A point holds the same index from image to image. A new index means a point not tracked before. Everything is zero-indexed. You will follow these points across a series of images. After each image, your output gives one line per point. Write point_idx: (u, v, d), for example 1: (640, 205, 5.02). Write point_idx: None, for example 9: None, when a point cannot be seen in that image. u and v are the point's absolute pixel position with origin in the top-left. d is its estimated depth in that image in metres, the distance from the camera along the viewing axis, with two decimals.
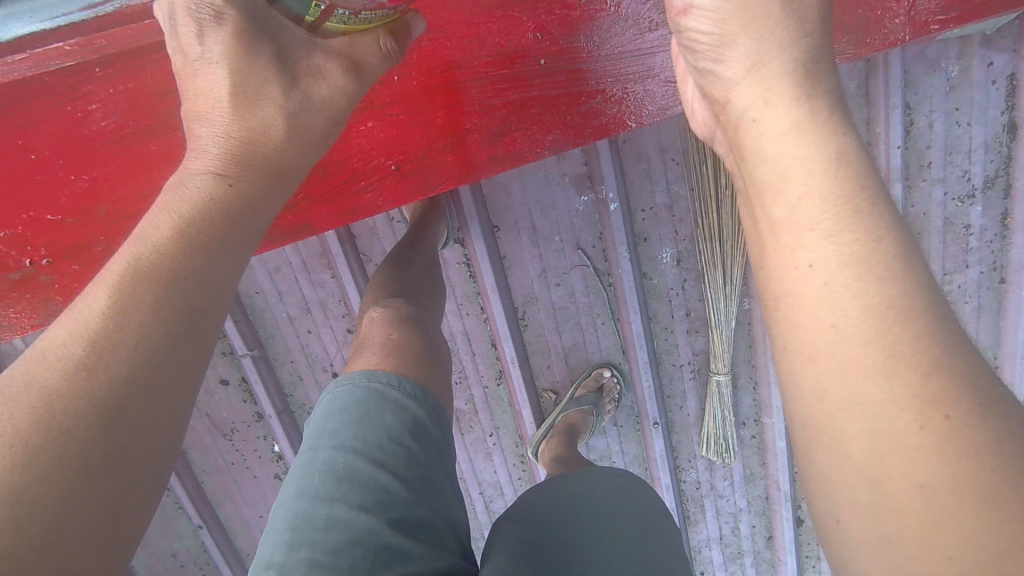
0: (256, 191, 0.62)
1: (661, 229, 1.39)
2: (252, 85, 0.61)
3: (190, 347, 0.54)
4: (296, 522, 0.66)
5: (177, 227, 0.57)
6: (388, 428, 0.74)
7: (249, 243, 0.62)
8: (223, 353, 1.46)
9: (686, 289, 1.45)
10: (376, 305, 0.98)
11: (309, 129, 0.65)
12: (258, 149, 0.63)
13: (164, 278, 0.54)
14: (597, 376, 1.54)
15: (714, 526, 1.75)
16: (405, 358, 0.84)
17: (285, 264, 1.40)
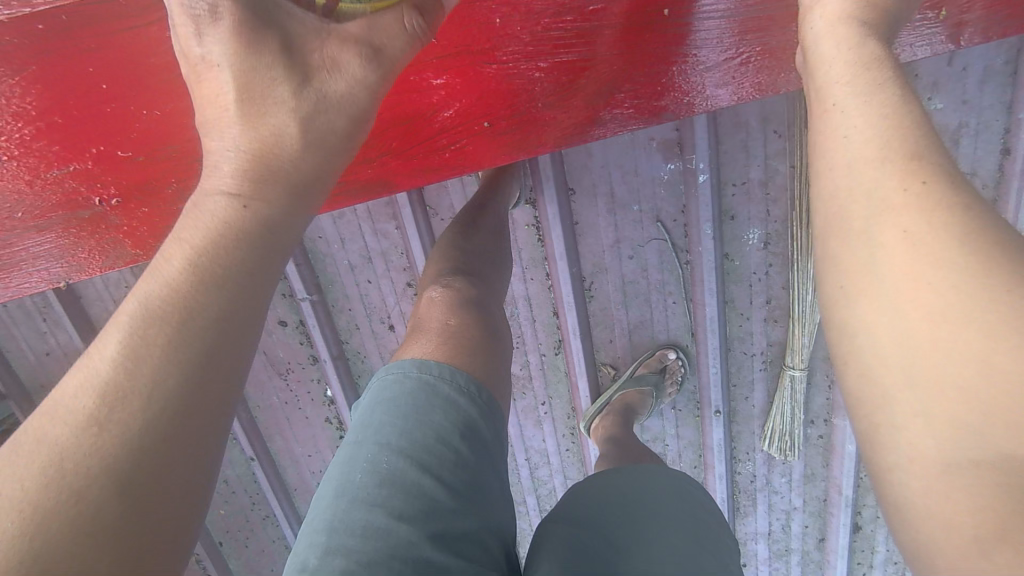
0: (278, 204, 0.57)
1: (751, 208, 1.28)
2: (260, 85, 0.56)
3: (216, 379, 0.49)
4: (333, 526, 0.61)
5: (188, 256, 0.52)
6: (436, 427, 0.69)
7: (279, 262, 0.56)
8: (283, 295, 1.45)
9: (770, 274, 1.34)
10: (435, 282, 0.93)
11: (329, 131, 0.59)
12: (277, 161, 0.57)
13: (177, 310, 0.49)
14: (661, 356, 1.46)
15: (764, 520, 1.69)
16: (461, 349, 0.79)
17: (350, 211, 1.35)
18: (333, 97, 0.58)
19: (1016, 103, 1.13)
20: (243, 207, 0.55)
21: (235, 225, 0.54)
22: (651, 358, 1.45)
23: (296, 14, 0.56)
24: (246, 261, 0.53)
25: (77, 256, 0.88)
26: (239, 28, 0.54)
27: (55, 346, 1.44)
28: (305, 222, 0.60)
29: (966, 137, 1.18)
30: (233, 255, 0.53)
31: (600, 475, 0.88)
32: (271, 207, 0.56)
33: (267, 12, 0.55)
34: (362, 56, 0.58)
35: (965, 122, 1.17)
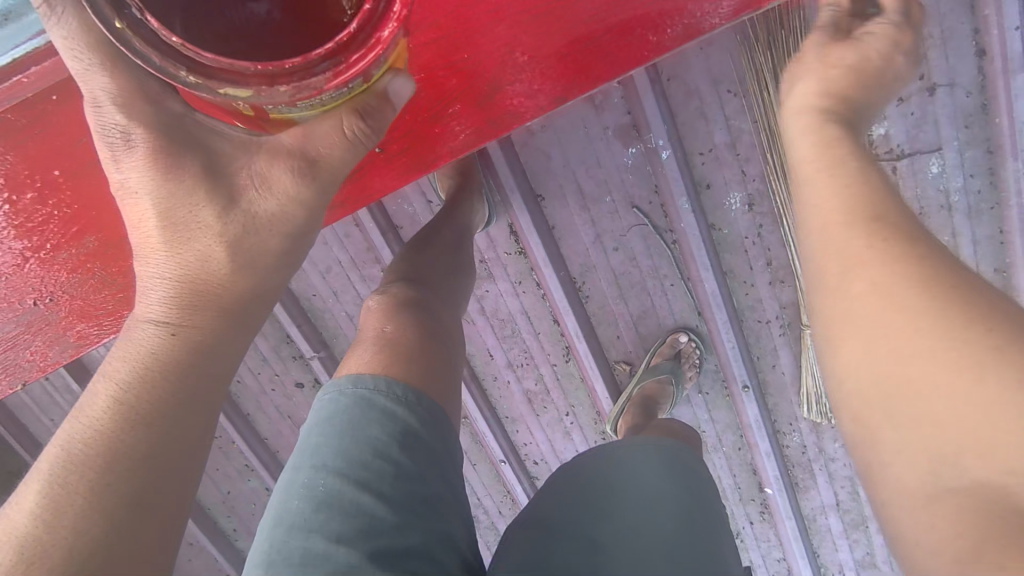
0: (207, 333, 0.65)
1: (724, 172, 1.23)
2: (184, 210, 0.62)
3: (143, 517, 0.59)
4: (271, 558, 0.67)
5: (113, 400, 0.62)
6: (372, 442, 0.73)
7: (212, 390, 0.66)
8: (294, 356, 1.50)
9: (763, 236, 1.28)
10: (378, 290, 0.94)
11: (258, 250, 0.65)
12: (206, 285, 0.65)
13: (103, 456, 0.59)
14: (674, 342, 1.41)
15: (829, 493, 1.58)
16: (399, 356, 0.80)
17: (335, 264, 1.39)
18: (261, 215, 0.63)
19: (980, 0, 1.04)
20: (173, 341, 0.64)
21: (162, 365, 0.63)
22: (663, 347, 1.40)
23: (224, 132, 0.63)
24: (172, 400, 0.63)
25: (26, 355, 0.97)
26: (155, 151, 0.60)
27: None
28: (241, 342, 0.69)
29: (933, 48, 1.09)
30: (155, 399, 0.62)
31: (589, 453, 0.83)
32: (201, 341, 0.65)
33: (189, 134, 0.62)
34: (295, 169, 0.61)
35: (928, 33, 1.08)
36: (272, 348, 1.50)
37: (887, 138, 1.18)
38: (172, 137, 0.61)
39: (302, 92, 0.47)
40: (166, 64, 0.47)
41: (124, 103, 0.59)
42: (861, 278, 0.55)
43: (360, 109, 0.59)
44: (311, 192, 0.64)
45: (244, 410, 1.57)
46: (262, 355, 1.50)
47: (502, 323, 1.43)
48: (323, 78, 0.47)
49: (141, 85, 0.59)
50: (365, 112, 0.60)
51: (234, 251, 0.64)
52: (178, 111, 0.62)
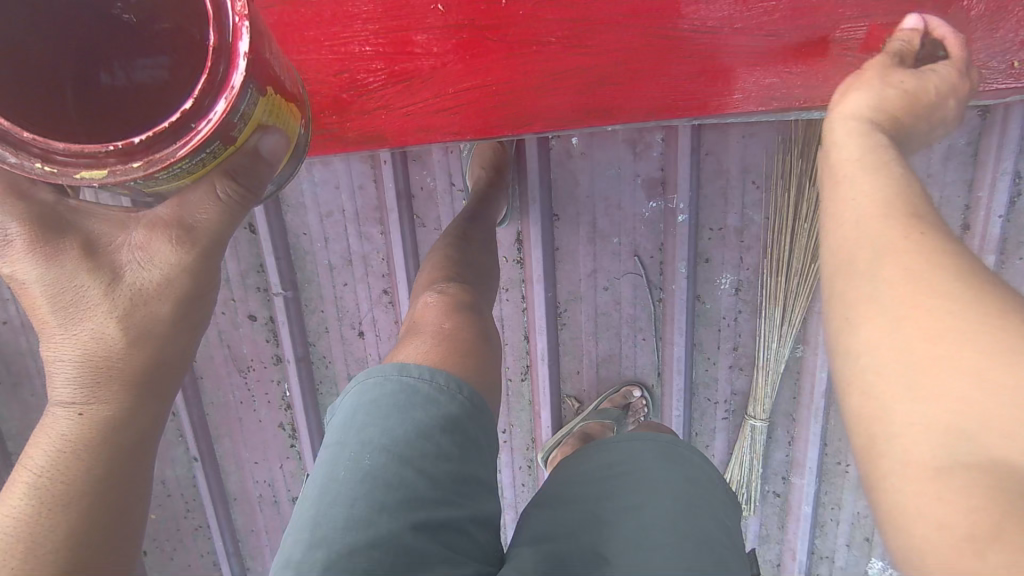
0: (117, 409, 0.63)
1: (725, 253, 1.33)
2: (72, 294, 0.61)
3: None
4: (317, 521, 0.76)
5: (26, 493, 0.61)
6: (418, 424, 0.82)
7: (138, 458, 0.66)
8: (259, 288, 1.46)
9: (739, 321, 1.38)
10: (435, 283, 1.07)
11: (153, 321, 0.63)
12: (105, 363, 0.63)
13: (19, 550, 0.59)
14: (626, 393, 1.45)
15: None
16: (455, 348, 0.94)
17: (337, 211, 1.39)
18: (149, 288, 0.62)
19: (978, 181, 1.19)
20: (79, 430, 0.63)
21: (72, 449, 0.62)
22: (615, 394, 1.44)
23: (99, 214, 0.62)
24: (104, 493, 0.63)
25: None
26: (31, 241, 0.60)
27: (14, 315, 1.54)
28: (163, 406, 0.67)
29: (929, 208, 1.24)
30: (71, 484, 0.61)
31: (597, 443, 0.91)
32: (101, 440, 0.63)
33: (62, 219, 0.61)
34: (173, 240, 0.61)
35: (930, 194, 1.23)
36: (239, 272, 1.45)
37: None
38: (45, 224, 0.60)
39: (158, 165, 0.52)
40: (18, 159, 0.51)
41: (6, 210, 0.59)
42: (877, 271, 0.52)
43: (231, 171, 0.59)
44: (194, 259, 0.62)
45: None
46: (227, 276, 1.45)
47: None
48: (175, 148, 0.52)
49: (8, 178, 0.59)
50: (238, 173, 0.60)
51: (129, 330, 0.62)
52: (48, 199, 0.61)
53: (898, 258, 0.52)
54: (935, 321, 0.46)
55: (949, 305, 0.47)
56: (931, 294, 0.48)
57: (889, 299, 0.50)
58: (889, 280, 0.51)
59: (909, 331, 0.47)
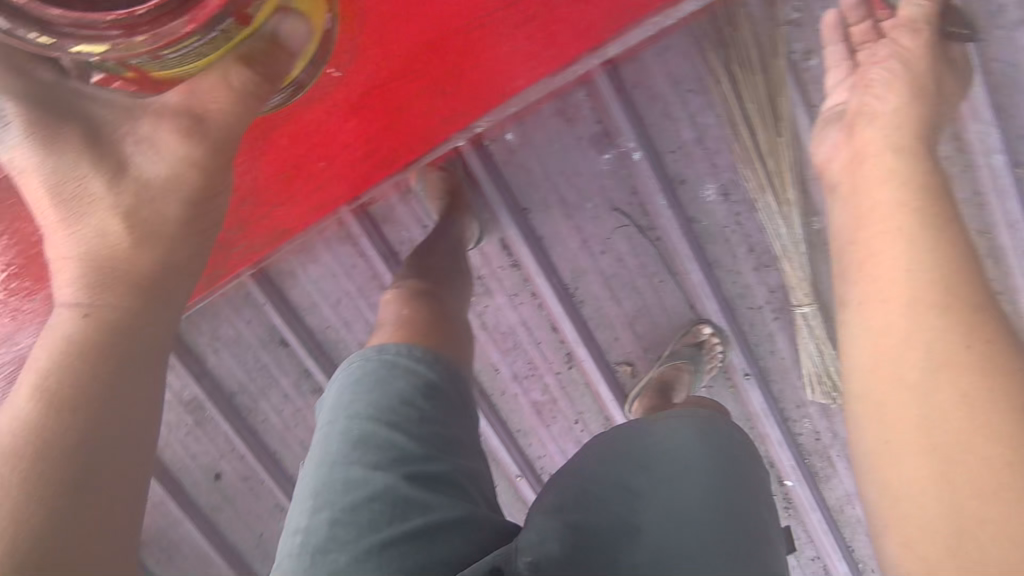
0: (117, 311, 0.65)
1: (697, 167, 1.29)
2: (79, 186, 0.67)
3: (89, 484, 0.59)
4: (317, 492, 0.89)
5: (32, 394, 0.61)
6: (400, 392, 0.94)
7: (148, 360, 0.66)
8: (311, 390, 1.55)
9: (742, 223, 1.33)
10: (394, 286, 1.18)
11: (156, 216, 0.68)
12: (110, 260, 0.66)
13: (31, 449, 0.58)
14: (697, 332, 1.41)
15: (850, 479, 1.54)
16: (416, 329, 1.04)
17: (343, 294, 1.45)
18: (153, 182, 0.68)
19: None
20: (81, 329, 0.64)
21: (81, 347, 0.63)
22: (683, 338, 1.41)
23: (100, 100, 0.70)
24: (100, 393, 0.62)
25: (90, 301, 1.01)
26: (34, 127, 0.66)
27: None
28: (168, 317, 0.69)
29: None
30: (78, 382, 0.61)
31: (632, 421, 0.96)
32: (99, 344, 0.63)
33: (68, 101, 0.68)
34: (181, 130, 0.69)
35: None
36: (289, 384, 1.53)
37: None
38: (43, 102, 0.67)
39: (165, 35, 0.65)
40: (80, 22, 0.62)
41: (31, 101, 0.67)
42: (890, 308, 0.70)
43: (244, 57, 0.72)
44: (198, 149, 0.69)
45: (271, 449, 1.60)
46: (284, 390, 1.54)
47: (504, 337, 1.49)
48: (179, 22, 0.65)
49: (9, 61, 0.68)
50: (251, 57, 0.73)
51: (129, 236, 0.67)
52: (50, 81, 0.69)
53: (919, 271, 0.70)
54: (933, 432, 0.61)
55: (944, 328, 0.65)
56: (961, 370, 0.62)
57: (895, 337, 0.68)
58: (903, 277, 0.71)
59: (943, 406, 0.61)
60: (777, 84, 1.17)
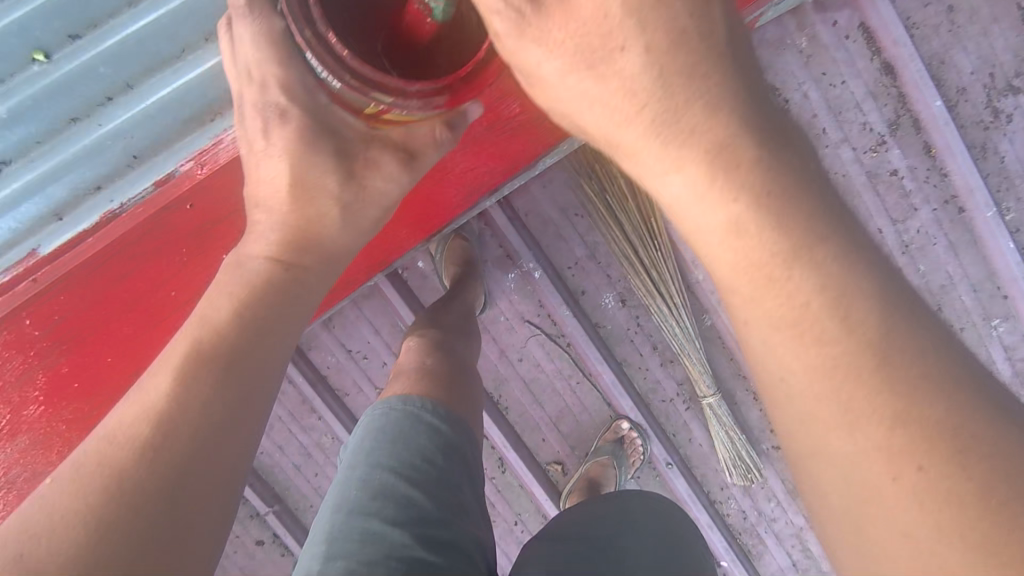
0: (206, 382, 0.64)
1: (594, 279, 1.44)
2: (314, 216, 0.73)
3: (163, 544, 0.57)
4: (332, 536, 0.79)
5: (136, 423, 0.62)
6: (422, 447, 0.88)
7: (229, 432, 0.65)
8: (250, 516, 1.55)
9: (642, 325, 1.47)
10: (413, 335, 1.12)
11: (361, 218, 0.76)
12: (220, 332, 0.67)
13: (117, 476, 0.58)
14: (616, 428, 1.50)
15: (782, 554, 1.60)
16: (435, 381, 0.98)
17: (277, 420, 1.50)
18: (372, 189, 0.74)
19: None
20: (171, 407, 0.62)
21: (173, 399, 0.63)
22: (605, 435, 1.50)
23: (347, 123, 0.70)
24: (179, 454, 0.61)
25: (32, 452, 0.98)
26: (306, 128, 0.68)
27: None
28: (257, 391, 0.68)
29: None
30: (171, 424, 0.62)
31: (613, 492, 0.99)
32: (186, 426, 0.62)
33: (325, 120, 0.69)
34: (401, 161, 0.74)
35: None
36: None
37: None
38: (314, 120, 0.68)
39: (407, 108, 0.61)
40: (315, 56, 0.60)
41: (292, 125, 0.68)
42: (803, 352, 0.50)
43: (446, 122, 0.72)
44: (410, 176, 0.76)
45: None
46: None
47: None
48: (427, 99, 0.60)
49: (298, 72, 0.66)
50: (450, 122, 0.72)
51: (238, 316, 0.69)
52: (321, 101, 0.68)
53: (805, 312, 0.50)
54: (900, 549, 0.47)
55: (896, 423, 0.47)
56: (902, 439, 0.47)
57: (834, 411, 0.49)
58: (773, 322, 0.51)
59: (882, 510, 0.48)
60: (644, 206, 1.35)
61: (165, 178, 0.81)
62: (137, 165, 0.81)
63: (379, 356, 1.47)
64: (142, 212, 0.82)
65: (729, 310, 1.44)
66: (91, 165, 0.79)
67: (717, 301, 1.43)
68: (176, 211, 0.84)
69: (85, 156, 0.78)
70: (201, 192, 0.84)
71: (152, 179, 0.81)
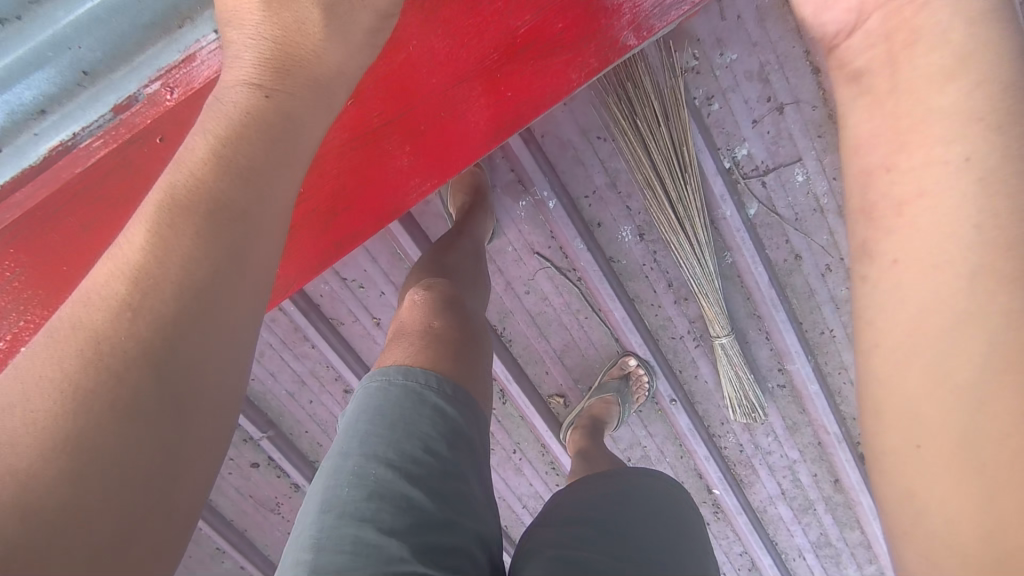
0: (200, 219, 0.51)
1: (611, 210, 1.32)
2: (290, 23, 0.62)
3: (167, 402, 0.45)
4: (319, 544, 0.61)
5: (120, 269, 0.49)
6: (425, 435, 0.68)
7: (240, 283, 0.52)
8: (243, 440, 1.51)
9: (659, 261, 1.37)
10: (421, 282, 0.97)
11: (352, 24, 0.63)
12: (213, 159, 0.54)
13: (99, 332, 0.46)
14: (623, 364, 1.46)
15: (772, 483, 1.64)
16: (443, 348, 0.80)
17: (266, 348, 1.40)
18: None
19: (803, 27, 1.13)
20: (150, 262, 0.49)
21: (164, 236, 0.50)
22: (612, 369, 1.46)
23: None
24: (181, 309, 0.48)
25: None
26: None
27: None
28: (269, 242, 0.55)
29: (773, 73, 1.18)
30: (160, 270, 0.49)
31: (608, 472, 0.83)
32: (187, 268, 0.49)
33: None
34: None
35: (765, 61, 1.17)
36: None
37: (752, 158, 1.27)
38: None
39: None
40: None
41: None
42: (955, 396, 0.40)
43: None
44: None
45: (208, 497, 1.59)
46: None
47: None
48: None
49: None
50: None
51: (215, 152, 0.54)
52: None
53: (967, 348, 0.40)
54: None
55: None
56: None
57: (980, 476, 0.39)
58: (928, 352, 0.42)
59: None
60: (675, 131, 1.21)
61: (125, 103, 0.66)
62: (89, 84, 0.64)
63: (377, 285, 1.36)
64: (102, 145, 0.66)
65: (753, 249, 1.34)
66: (28, 84, 0.62)
67: (743, 239, 1.33)
68: (143, 146, 0.68)
69: (19, 72, 0.61)
70: (175, 124, 0.68)
71: (109, 104, 0.65)
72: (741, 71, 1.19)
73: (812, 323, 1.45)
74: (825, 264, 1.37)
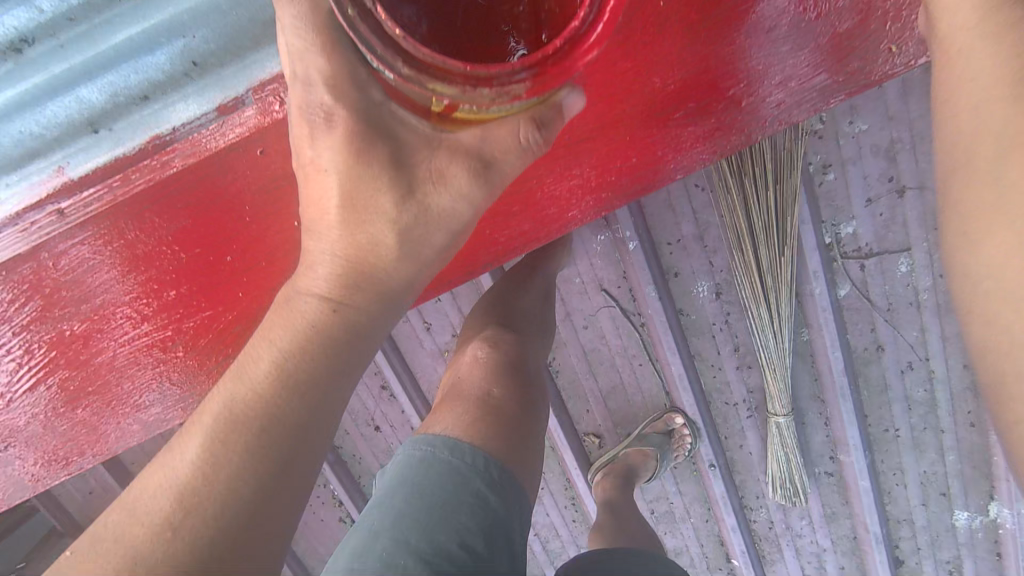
0: (312, 365, 0.61)
1: (692, 262, 1.24)
2: (365, 241, 0.59)
3: (262, 518, 0.57)
4: None
5: (256, 390, 0.60)
6: (462, 528, 0.75)
7: (323, 428, 0.61)
8: None
9: (730, 323, 1.29)
10: (481, 334, 1.04)
11: (424, 239, 0.61)
12: (331, 311, 0.61)
13: (237, 436, 0.58)
14: (668, 420, 1.41)
15: (795, 566, 1.59)
16: (496, 422, 0.88)
17: None
18: (435, 208, 0.59)
19: None
20: (274, 394, 0.59)
21: (286, 374, 0.60)
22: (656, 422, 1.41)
23: (408, 123, 0.55)
24: (233, 526, 0.55)
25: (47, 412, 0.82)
26: (352, 135, 0.54)
27: None
28: (346, 392, 0.64)
29: (902, 152, 1.06)
30: (282, 402, 0.59)
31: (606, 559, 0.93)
32: (231, 486, 0.56)
33: (380, 123, 0.54)
34: (471, 170, 0.56)
35: (896, 138, 1.05)
36: None
37: (856, 238, 1.17)
38: (367, 126, 0.54)
39: (497, 98, 0.44)
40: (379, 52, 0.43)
41: (336, 85, 0.52)
42: None
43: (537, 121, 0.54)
44: (480, 191, 0.59)
45: None
46: None
47: None
48: (522, 86, 0.44)
49: (350, 69, 0.52)
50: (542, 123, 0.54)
51: (280, 370, 0.60)
52: (375, 98, 0.54)
53: None
54: None
55: None
56: None
57: None
58: None
59: None
60: (784, 196, 1.10)
61: (232, 101, 0.63)
62: (197, 76, 0.62)
63: None
64: (197, 148, 0.64)
65: (836, 332, 1.25)
66: (136, 68, 0.60)
67: (826, 319, 1.24)
68: (243, 154, 0.65)
69: (129, 53, 0.59)
70: (277, 134, 0.64)
71: (214, 101, 0.63)
72: (867, 143, 1.07)
73: (878, 419, 1.36)
74: (908, 361, 1.27)
